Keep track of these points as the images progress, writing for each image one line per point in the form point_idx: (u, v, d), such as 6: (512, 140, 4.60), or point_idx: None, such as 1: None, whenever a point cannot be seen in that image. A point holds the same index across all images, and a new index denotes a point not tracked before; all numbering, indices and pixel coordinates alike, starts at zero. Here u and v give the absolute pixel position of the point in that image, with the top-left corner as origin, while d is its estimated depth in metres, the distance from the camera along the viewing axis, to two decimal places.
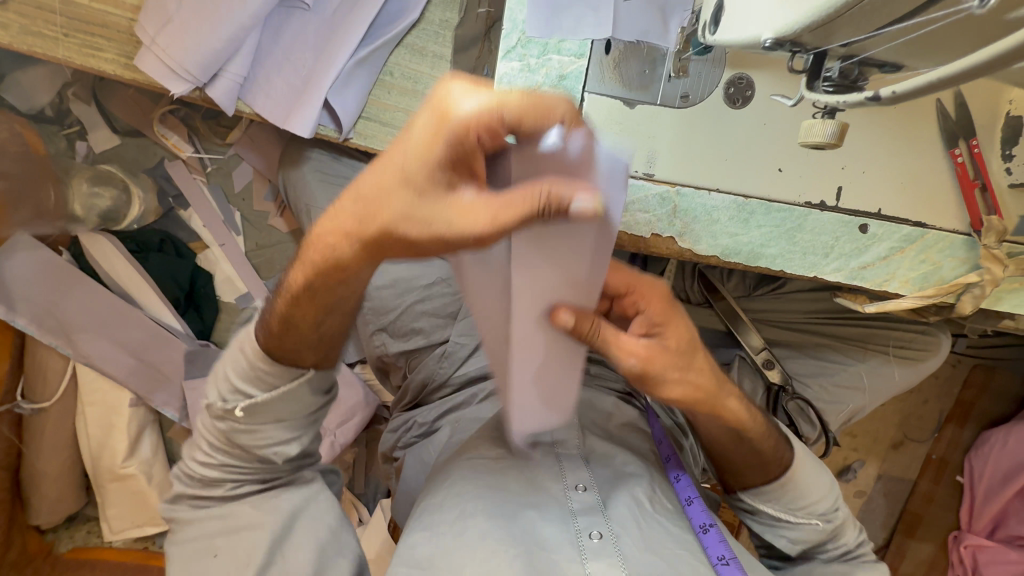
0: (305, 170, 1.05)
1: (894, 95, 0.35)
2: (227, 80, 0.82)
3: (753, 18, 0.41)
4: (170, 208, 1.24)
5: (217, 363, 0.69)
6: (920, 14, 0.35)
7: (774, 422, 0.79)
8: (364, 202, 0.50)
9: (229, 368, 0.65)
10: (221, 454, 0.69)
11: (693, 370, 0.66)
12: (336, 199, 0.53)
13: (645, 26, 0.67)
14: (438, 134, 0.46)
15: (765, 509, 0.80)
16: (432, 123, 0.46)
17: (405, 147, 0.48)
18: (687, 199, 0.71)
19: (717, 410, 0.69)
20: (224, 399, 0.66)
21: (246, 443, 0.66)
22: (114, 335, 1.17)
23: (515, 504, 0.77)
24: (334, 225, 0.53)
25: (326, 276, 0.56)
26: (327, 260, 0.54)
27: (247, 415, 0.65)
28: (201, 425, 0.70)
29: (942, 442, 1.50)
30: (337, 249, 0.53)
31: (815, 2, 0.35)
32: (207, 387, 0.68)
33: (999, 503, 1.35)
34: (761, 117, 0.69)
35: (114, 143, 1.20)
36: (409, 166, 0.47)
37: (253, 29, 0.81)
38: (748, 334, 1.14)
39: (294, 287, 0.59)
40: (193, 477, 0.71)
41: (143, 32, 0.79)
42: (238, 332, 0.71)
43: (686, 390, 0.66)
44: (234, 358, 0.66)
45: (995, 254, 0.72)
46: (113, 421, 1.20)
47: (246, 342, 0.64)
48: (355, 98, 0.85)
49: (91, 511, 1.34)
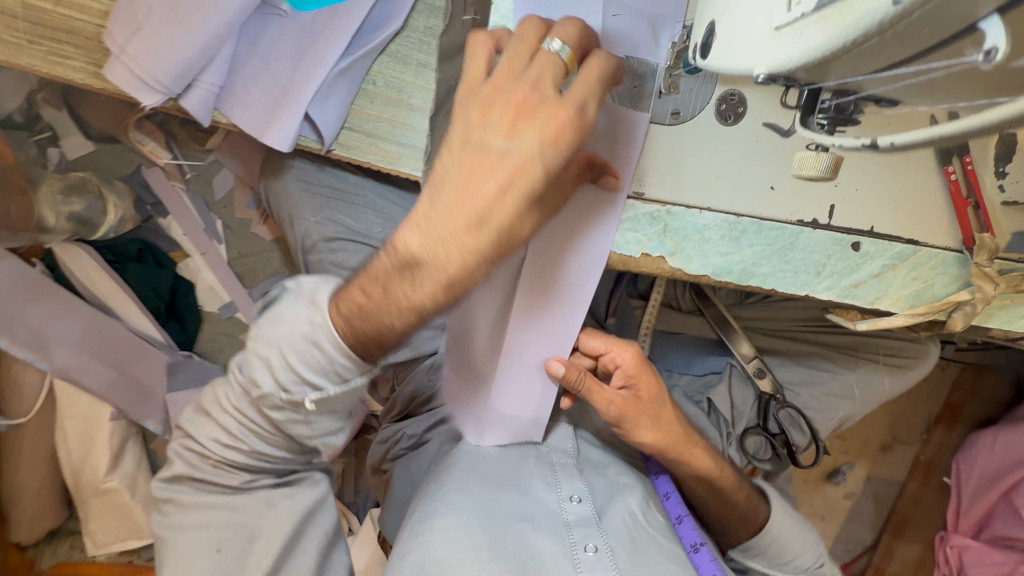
0: (287, 180, 1.01)
1: (895, 146, 0.37)
2: (201, 90, 0.79)
3: (745, 49, 0.38)
4: (148, 217, 1.22)
5: (262, 339, 0.65)
6: (918, 62, 0.32)
7: (750, 481, 0.90)
8: (494, 202, 0.55)
9: (299, 353, 0.62)
10: (251, 440, 0.71)
11: (662, 421, 0.80)
12: (445, 199, 0.56)
13: (635, 40, 0.64)
14: (561, 128, 0.54)
15: (753, 565, 0.89)
16: (555, 121, 0.54)
17: (531, 144, 0.54)
18: (678, 218, 0.69)
19: (683, 458, 0.83)
20: (289, 386, 0.64)
21: (299, 434, 0.68)
22: (92, 348, 1.13)
23: (509, 516, 0.74)
24: (453, 227, 0.56)
25: (422, 277, 0.58)
26: (432, 260, 0.57)
27: (316, 405, 0.65)
28: (238, 404, 0.69)
29: (932, 445, 1.52)
30: (458, 249, 0.56)
31: (810, 41, 0.31)
32: (256, 375, 0.65)
33: (984, 504, 1.31)
34: (754, 133, 0.66)
35: (88, 150, 1.17)
36: (542, 161, 0.55)
37: (227, 38, 0.78)
38: (737, 341, 1.13)
39: (377, 283, 0.59)
40: (211, 459, 0.71)
41: (112, 41, 0.76)
42: (282, 301, 0.66)
43: (656, 436, 0.80)
44: (305, 344, 0.62)
45: (986, 272, 0.69)
46: (94, 433, 1.17)
47: (316, 336, 0.62)
48: (336, 110, 0.82)
49: (74, 524, 1.31)
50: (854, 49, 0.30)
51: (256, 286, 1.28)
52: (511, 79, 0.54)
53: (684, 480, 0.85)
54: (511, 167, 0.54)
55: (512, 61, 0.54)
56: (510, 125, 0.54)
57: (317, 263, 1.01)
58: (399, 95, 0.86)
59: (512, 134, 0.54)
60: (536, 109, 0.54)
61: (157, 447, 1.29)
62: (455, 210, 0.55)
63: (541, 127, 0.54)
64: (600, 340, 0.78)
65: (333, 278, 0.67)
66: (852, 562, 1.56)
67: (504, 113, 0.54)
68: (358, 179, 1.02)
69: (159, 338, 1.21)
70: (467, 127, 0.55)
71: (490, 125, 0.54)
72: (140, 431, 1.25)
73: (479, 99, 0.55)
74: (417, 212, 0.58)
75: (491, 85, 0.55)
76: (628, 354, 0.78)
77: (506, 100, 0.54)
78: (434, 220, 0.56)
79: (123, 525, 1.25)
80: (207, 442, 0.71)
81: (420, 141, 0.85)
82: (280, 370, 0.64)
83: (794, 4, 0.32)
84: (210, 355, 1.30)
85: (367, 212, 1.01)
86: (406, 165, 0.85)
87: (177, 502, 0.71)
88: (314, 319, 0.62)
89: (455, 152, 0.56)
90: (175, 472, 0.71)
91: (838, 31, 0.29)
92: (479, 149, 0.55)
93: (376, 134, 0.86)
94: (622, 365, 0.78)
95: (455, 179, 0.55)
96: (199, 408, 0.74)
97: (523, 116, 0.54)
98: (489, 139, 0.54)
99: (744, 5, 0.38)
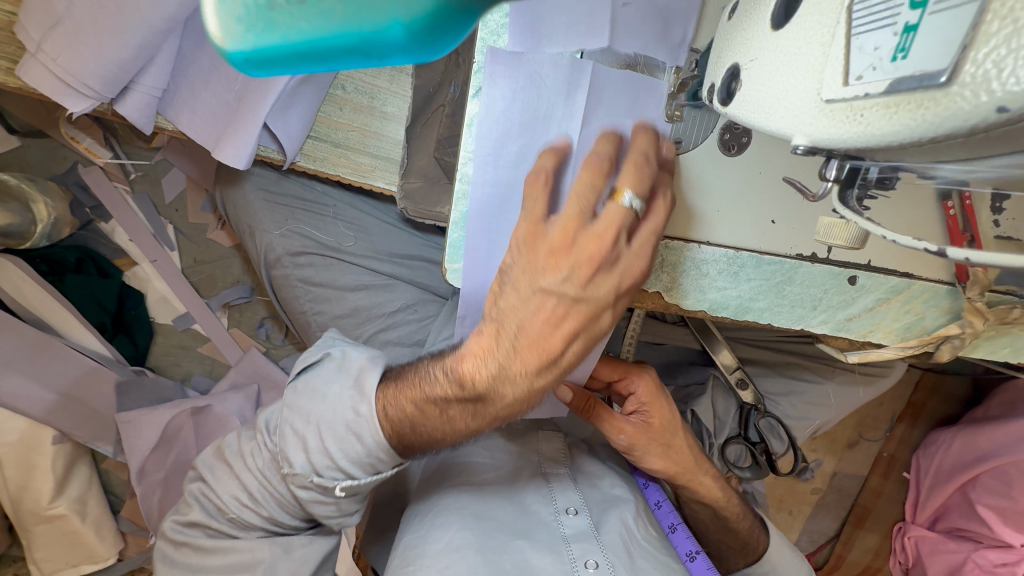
0: (247, 188, 0.92)
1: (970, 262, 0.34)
2: (140, 94, 0.70)
3: (779, 104, 0.33)
4: (88, 220, 1.09)
5: (296, 418, 0.69)
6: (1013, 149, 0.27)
7: (752, 507, 0.88)
8: (570, 348, 0.57)
9: (337, 449, 0.66)
10: (271, 505, 0.73)
11: (672, 449, 0.78)
12: (518, 348, 0.56)
13: (647, 37, 0.57)
14: (632, 272, 0.55)
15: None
16: (628, 265, 0.54)
17: (605, 288, 0.54)
18: (674, 253, 0.62)
19: (693, 484, 0.80)
20: (320, 475, 0.67)
21: (318, 513, 0.70)
22: (30, 371, 1.01)
23: (504, 533, 0.70)
24: (526, 372, 0.57)
25: (491, 412, 0.61)
26: (502, 400, 0.59)
27: (343, 492, 0.68)
28: (264, 475, 0.72)
29: (894, 440, 1.32)
30: (534, 386, 0.59)
31: (870, 127, 0.27)
32: (290, 453, 0.68)
33: (942, 496, 1.11)
34: (759, 165, 0.59)
35: (12, 144, 1.04)
36: (613, 302, 0.56)
37: (168, 34, 0.68)
38: (719, 350, 0.98)
39: (439, 407, 0.62)
40: (228, 516, 0.73)
41: (26, 37, 0.65)
42: (321, 378, 0.71)
43: (666, 462, 0.78)
44: (343, 440, 0.66)
45: (977, 307, 0.62)
46: (35, 461, 1.02)
47: (360, 427, 0.65)
48: (300, 120, 0.74)
49: (18, 550, 1.16)
50: (923, 140, 0.26)
51: (214, 296, 1.19)
52: (581, 228, 0.53)
53: (692, 502, 0.84)
54: (583, 315, 0.55)
55: (579, 208, 0.52)
56: (581, 279, 0.53)
57: (282, 278, 0.94)
58: (371, 102, 0.78)
59: (586, 285, 0.54)
60: (609, 262, 0.53)
61: (109, 467, 1.18)
62: (526, 353, 0.56)
63: (610, 282, 0.54)
64: (616, 368, 0.76)
65: (379, 360, 0.70)
66: (815, 552, 1.40)
67: (575, 265, 0.53)
68: (327, 189, 0.92)
69: (108, 355, 1.11)
70: (535, 273, 0.54)
71: (563, 273, 0.53)
72: (92, 450, 1.13)
73: (548, 248, 0.53)
74: (484, 346, 0.58)
75: (561, 232, 0.53)
76: (646, 384, 0.76)
77: (584, 251, 0.52)
78: (504, 360, 0.57)
79: (77, 551, 1.10)
80: (227, 498, 0.73)
81: (394, 152, 0.79)
82: (318, 453, 0.67)
83: (851, 79, 0.27)
84: (163, 368, 1.22)
85: (337, 224, 0.92)
86: (380, 179, 0.79)
87: (193, 547, 0.73)
88: (360, 409, 0.65)
89: (524, 297, 0.55)
90: (193, 518, 0.74)
91: (913, 122, 0.25)
92: (551, 298, 0.54)
93: (345, 144, 0.78)
94: (638, 395, 0.77)
95: (524, 324, 0.55)
96: (221, 456, 0.78)
97: (597, 269, 0.53)
98: (562, 285, 0.53)
99: (774, 60, 0.33)
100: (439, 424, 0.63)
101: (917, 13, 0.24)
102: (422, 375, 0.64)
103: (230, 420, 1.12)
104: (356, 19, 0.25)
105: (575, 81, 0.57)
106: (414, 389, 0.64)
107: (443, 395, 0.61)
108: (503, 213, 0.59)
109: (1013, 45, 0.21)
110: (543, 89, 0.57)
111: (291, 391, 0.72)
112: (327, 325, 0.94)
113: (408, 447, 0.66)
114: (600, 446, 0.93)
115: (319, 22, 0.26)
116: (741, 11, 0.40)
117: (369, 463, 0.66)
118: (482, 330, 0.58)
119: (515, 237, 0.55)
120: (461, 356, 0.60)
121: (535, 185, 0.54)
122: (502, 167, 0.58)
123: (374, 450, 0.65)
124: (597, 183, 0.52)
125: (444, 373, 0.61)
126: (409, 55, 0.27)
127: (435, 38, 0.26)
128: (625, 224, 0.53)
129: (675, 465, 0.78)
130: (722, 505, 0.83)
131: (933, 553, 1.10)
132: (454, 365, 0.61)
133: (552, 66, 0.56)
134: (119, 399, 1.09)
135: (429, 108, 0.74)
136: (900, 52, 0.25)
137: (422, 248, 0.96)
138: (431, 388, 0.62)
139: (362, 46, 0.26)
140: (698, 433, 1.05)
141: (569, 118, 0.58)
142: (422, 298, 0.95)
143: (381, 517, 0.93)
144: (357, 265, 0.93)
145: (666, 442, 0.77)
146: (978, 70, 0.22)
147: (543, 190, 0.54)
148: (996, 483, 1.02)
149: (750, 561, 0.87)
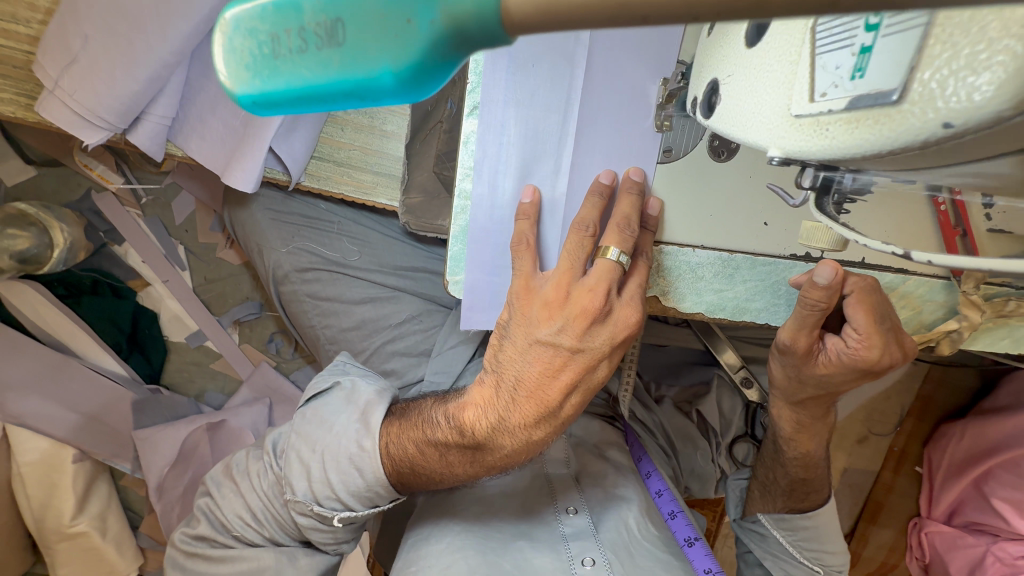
0: (254, 210, 0.95)
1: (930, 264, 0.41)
2: (151, 123, 0.74)
3: (757, 114, 0.34)
4: (102, 244, 1.13)
5: (303, 446, 0.71)
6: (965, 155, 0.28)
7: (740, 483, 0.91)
8: (561, 401, 0.60)
9: (337, 479, 0.68)
10: (273, 526, 0.75)
11: None
12: (515, 401, 0.59)
13: None
14: (623, 327, 0.58)
15: (773, 536, 0.81)
16: (621, 322, 0.58)
17: (597, 343, 0.57)
18: (671, 258, 0.63)
19: None
20: (320, 502, 0.69)
21: (315, 537, 0.72)
22: (49, 392, 1.04)
23: (506, 535, 0.72)
24: (522, 424, 0.60)
25: (488, 457, 0.64)
26: (500, 448, 0.63)
27: (341, 521, 0.69)
28: (269, 496, 0.74)
29: (902, 435, 1.20)
30: (532, 436, 0.62)
31: (838, 145, 0.29)
32: (294, 479, 0.70)
33: (955, 489, 1.06)
34: (750, 170, 0.59)
35: (28, 174, 1.08)
36: (606, 356, 0.59)
37: (178, 67, 0.71)
38: (722, 348, 0.94)
39: (439, 454, 0.65)
40: (232, 532, 0.75)
41: (44, 77, 0.69)
42: (332, 405, 0.73)
43: None
44: (345, 472, 0.68)
45: (974, 300, 0.62)
46: (55, 480, 1.05)
47: (363, 462, 0.67)
48: (303, 144, 0.77)
49: (42, 569, 1.17)
50: (888, 154, 0.28)
51: (225, 313, 1.22)
52: (574, 283, 0.56)
53: (787, 441, 0.76)
54: (580, 366, 0.58)
55: (571, 264, 0.56)
56: (576, 331, 0.56)
57: (291, 294, 0.97)
58: (372, 122, 0.80)
59: (581, 337, 0.57)
60: (603, 314, 0.56)
61: (127, 484, 1.19)
62: (524, 405, 0.59)
63: (605, 333, 0.58)
64: (866, 320, 0.60)
65: (385, 395, 0.73)
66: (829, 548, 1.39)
67: (569, 318, 0.56)
68: (331, 206, 0.94)
69: (126, 374, 1.14)
70: (531, 325, 0.58)
71: (556, 328, 0.56)
72: (109, 467, 1.15)
73: (542, 301, 0.57)
74: (484, 396, 0.62)
75: (555, 288, 0.56)
76: (873, 350, 0.62)
77: (577, 307, 0.56)
78: (503, 411, 0.60)
79: (97, 566, 1.12)
80: (232, 516, 0.75)
81: (395, 168, 0.82)
82: (319, 482, 0.68)
83: (817, 95, 0.29)
84: (177, 384, 1.25)
85: (343, 239, 0.94)
86: (382, 195, 0.82)
87: (202, 557, 0.75)
88: (364, 444, 0.68)
89: (521, 349, 0.58)
90: (200, 533, 0.76)
91: (871, 138, 0.27)
92: (547, 349, 0.57)
93: (348, 163, 0.81)
94: (851, 346, 0.63)
95: (521, 376, 0.59)
96: (228, 474, 0.80)
97: (590, 322, 0.56)
98: (555, 339, 0.57)
99: (750, 78, 0.35)
100: (440, 467, 0.66)
101: (871, 35, 0.26)
102: (424, 418, 0.67)
103: (244, 435, 1.16)
104: (352, 67, 0.24)
105: (572, 54, 0.58)
106: (416, 430, 0.67)
107: (444, 440, 0.64)
108: (504, 183, 0.62)
109: (953, 67, 0.23)
110: (545, 69, 0.59)
111: (300, 416, 0.75)
112: (336, 338, 0.97)
113: (407, 485, 0.69)
114: (609, 448, 0.88)
115: (319, 71, 0.25)
116: (718, 30, 0.42)
117: (367, 496, 0.68)
118: (484, 381, 0.62)
119: (510, 291, 0.59)
120: (463, 405, 0.64)
121: (519, 249, 0.59)
122: (504, 146, 0.61)
123: (374, 484, 0.67)
124: (585, 244, 0.57)
125: (446, 419, 0.65)
126: (401, 98, 0.25)
127: (424, 81, 0.25)
128: (614, 278, 0.56)
129: (781, 383, 0.71)
130: (809, 457, 0.77)
131: (952, 549, 1.04)
132: (456, 412, 0.64)
133: (538, 104, 0.60)
134: (136, 416, 1.12)
135: (427, 124, 0.77)
136: (858, 71, 0.27)
137: (425, 260, 0.98)
138: (432, 431, 0.65)
139: (357, 91, 0.25)
140: (704, 432, 1.00)
141: (570, 88, 0.59)
142: (426, 309, 0.96)
143: (393, 523, 0.94)
144: (363, 280, 0.95)
145: (807, 381, 0.68)
146: (924, 88, 0.24)
147: (530, 252, 0.59)
148: (1010, 476, 0.98)
149: (803, 507, 0.80)
